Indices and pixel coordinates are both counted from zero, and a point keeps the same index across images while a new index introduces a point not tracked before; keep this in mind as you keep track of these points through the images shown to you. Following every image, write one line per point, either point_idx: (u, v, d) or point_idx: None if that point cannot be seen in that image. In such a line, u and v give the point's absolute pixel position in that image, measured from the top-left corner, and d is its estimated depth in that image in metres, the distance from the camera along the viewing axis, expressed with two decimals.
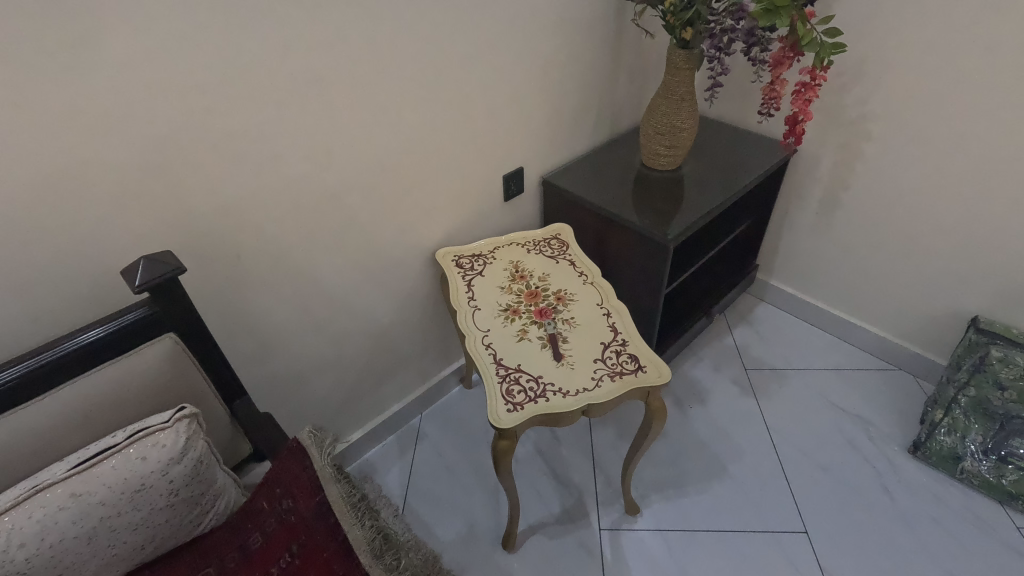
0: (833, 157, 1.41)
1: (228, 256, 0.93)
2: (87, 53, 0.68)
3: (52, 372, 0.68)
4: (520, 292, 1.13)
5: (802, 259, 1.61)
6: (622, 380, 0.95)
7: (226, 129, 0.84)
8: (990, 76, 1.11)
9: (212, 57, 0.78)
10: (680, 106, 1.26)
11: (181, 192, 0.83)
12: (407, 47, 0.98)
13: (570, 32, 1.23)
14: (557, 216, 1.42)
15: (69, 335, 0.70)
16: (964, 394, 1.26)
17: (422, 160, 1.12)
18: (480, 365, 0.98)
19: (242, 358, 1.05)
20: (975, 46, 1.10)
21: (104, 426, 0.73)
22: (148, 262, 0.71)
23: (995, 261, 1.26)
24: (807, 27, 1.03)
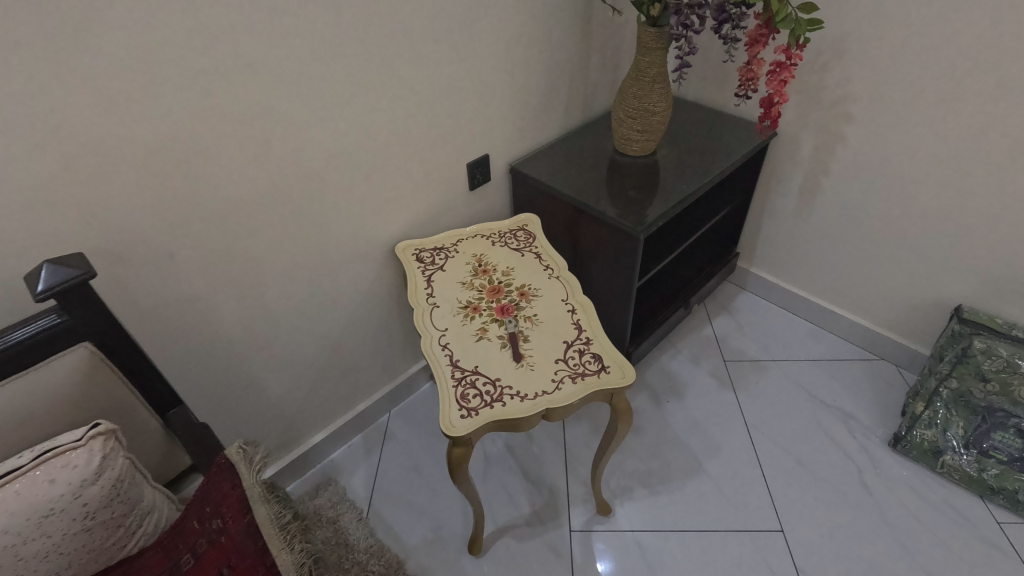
0: (814, 141, 1.35)
1: (162, 257, 0.86)
2: None
3: None
4: (483, 288, 1.07)
5: (783, 247, 1.56)
6: (584, 382, 0.89)
7: (147, 120, 0.76)
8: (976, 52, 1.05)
9: (123, 39, 0.70)
10: (651, 88, 1.19)
11: (99, 190, 0.76)
12: (352, 27, 0.90)
13: (535, 10, 1.16)
14: (527, 206, 1.36)
15: None
16: (945, 386, 1.22)
17: (377, 148, 1.05)
18: (435, 368, 0.92)
19: (186, 364, 0.98)
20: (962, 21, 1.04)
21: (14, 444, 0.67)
22: (52, 267, 0.65)
23: (980, 248, 1.21)
24: (782, 3, 0.95)
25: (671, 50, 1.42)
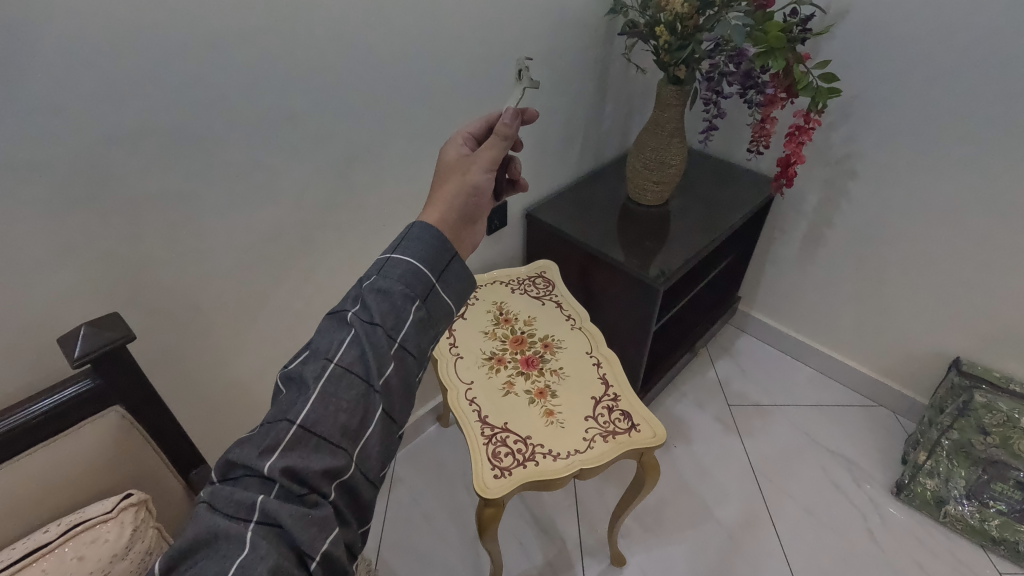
0: (819, 194, 1.36)
1: (187, 307, 0.84)
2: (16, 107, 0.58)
3: (11, 440, 0.60)
4: (488, 82, 0.64)
5: (783, 294, 1.59)
6: (616, 440, 0.91)
7: (179, 182, 0.74)
8: (993, 117, 1.04)
9: (165, 99, 0.67)
10: (669, 142, 1.21)
11: (126, 247, 0.73)
12: (382, 83, 0.88)
13: (558, 64, 1.16)
14: (541, 251, 1.36)
15: (25, 402, 0.62)
16: (947, 437, 1.26)
17: (401, 198, 1.04)
18: (464, 424, 0.92)
19: (190, 411, 0.96)
20: (986, 86, 1.03)
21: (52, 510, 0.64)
22: (89, 330, 0.63)
23: (977, 303, 1.23)
24: (801, 71, 0.99)
25: (700, 109, 1.46)
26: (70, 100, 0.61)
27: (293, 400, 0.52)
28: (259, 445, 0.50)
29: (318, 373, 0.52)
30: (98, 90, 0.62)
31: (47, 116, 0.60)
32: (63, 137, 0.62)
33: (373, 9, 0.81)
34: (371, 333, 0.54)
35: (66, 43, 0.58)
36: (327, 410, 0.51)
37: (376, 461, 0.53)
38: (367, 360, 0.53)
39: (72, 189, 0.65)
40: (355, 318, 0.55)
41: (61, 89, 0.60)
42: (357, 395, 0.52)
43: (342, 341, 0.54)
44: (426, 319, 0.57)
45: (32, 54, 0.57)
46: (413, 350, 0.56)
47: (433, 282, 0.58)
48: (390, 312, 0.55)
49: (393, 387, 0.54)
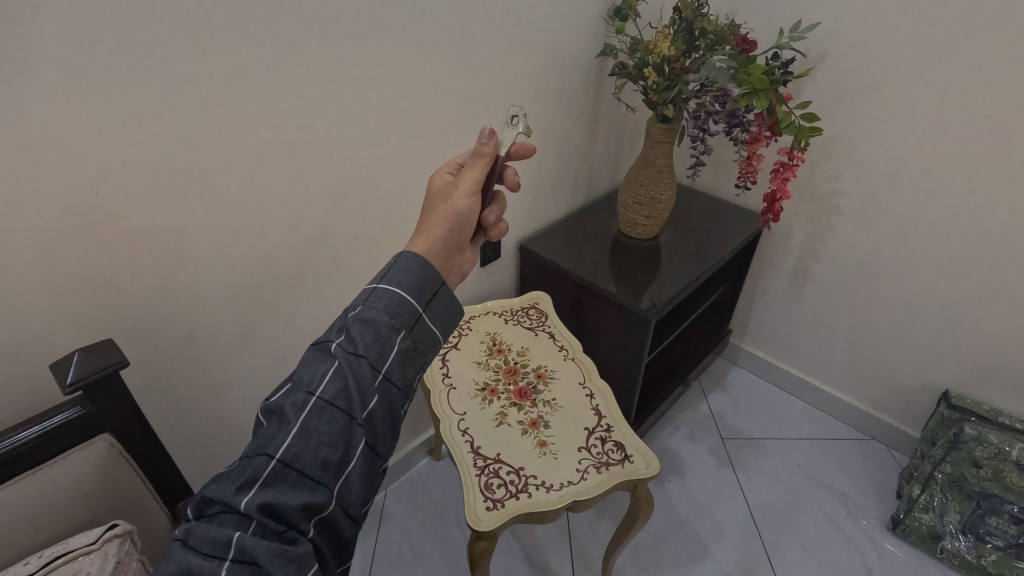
0: (805, 229, 1.39)
1: (180, 335, 0.84)
2: (21, 137, 0.60)
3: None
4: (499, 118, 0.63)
5: (772, 327, 1.61)
6: (609, 472, 0.90)
7: (178, 211, 0.75)
8: (967, 156, 1.09)
9: (169, 131, 0.70)
10: (658, 178, 1.25)
11: (123, 274, 0.74)
12: (379, 117, 0.91)
13: (551, 102, 1.20)
14: (533, 283, 1.38)
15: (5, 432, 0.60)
16: (940, 471, 1.26)
17: (395, 229, 1.05)
18: (456, 455, 0.92)
19: (178, 441, 0.94)
20: (960, 125, 1.08)
21: (32, 543, 0.62)
22: (83, 355, 0.63)
23: (963, 335, 1.26)
24: (784, 110, 1.03)
25: (688, 147, 1.50)
26: (79, 127, 0.63)
27: (274, 434, 0.52)
28: (236, 480, 0.50)
29: (300, 406, 0.52)
30: (105, 122, 0.65)
31: (54, 142, 0.62)
32: (69, 162, 0.64)
33: (374, 47, 0.84)
34: (355, 365, 0.54)
35: (75, 78, 0.61)
36: (307, 445, 0.51)
37: (356, 496, 0.54)
38: (350, 394, 0.53)
39: (73, 216, 0.67)
40: (339, 349, 0.55)
41: (70, 117, 0.62)
42: (339, 429, 0.52)
43: (325, 373, 0.54)
44: (411, 351, 0.57)
45: (46, 84, 0.59)
46: (397, 383, 0.56)
47: (420, 312, 0.58)
48: (374, 344, 0.55)
49: (376, 420, 0.55)
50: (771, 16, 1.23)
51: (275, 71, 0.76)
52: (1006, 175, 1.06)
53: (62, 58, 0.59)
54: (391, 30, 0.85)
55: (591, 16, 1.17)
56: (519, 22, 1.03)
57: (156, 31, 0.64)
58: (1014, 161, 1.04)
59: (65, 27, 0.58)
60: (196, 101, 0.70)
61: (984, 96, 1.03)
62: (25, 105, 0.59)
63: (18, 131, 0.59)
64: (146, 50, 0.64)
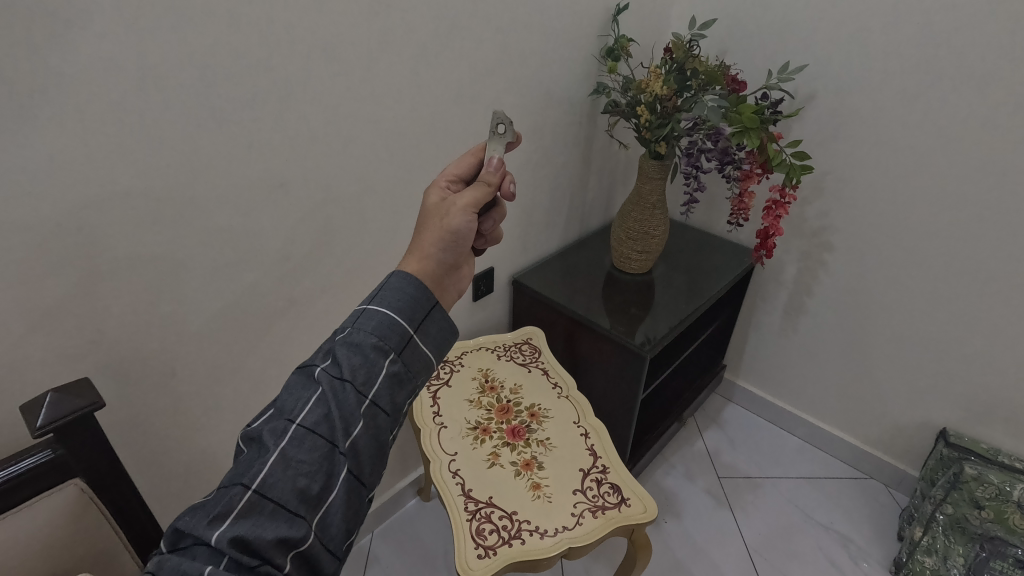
0: (797, 265, 1.40)
1: (161, 372, 0.81)
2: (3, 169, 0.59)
3: None
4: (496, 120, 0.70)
5: (766, 363, 1.60)
6: (605, 516, 0.87)
7: (163, 244, 0.74)
8: (954, 194, 1.11)
9: (156, 165, 0.69)
10: (651, 213, 1.25)
11: (103, 308, 0.72)
12: (372, 152, 0.91)
13: (544, 138, 1.21)
14: (526, 317, 1.36)
15: None
16: (941, 512, 1.23)
17: (386, 263, 1.04)
18: (446, 499, 0.88)
19: (155, 484, 0.90)
20: (946, 165, 1.09)
21: None
22: (56, 397, 0.60)
23: (958, 372, 1.25)
24: (775, 148, 1.04)
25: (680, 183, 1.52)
26: (68, 162, 0.62)
27: (251, 463, 0.49)
28: (210, 512, 0.47)
29: (280, 433, 0.50)
30: (91, 155, 0.64)
31: (38, 176, 0.61)
32: (54, 196, 0.63)
33: (368, 84, 0.85)
34: (340, 389, 0.52)
35: (63, 111, 0.60)
36: (286, 474, 0.48)
37: (337, 530, 0.51)
38: (333, 420, 0.51)
39: (53, 249, 0.65)
40: (323, 374, 0.53)
41: (58, 151, 0.61)
42: (320, 457, 0.50)
43: (308, 400, 0.52)
44: (400, 375, 0.54)
45: (30, 116, 0.58)
46: (385, 408, 0.53)
47: (411, 333, 0.56)
48: (361, 368, 0.52)
49: (361, 448, 0.52)
50: (759, 58, 1.26)
51: (267, 105, 0.76)
52: (994, 214, 1.08)
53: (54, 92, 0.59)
54: (385, 68, 0.86)
55: (583, 57, 1.19)
56: (512, 62, 1.05)
57: (151, 67, 0.64)
58: (1001, 200, 1.06)
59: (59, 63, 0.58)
60: (183, 135, 0.69)
61: (968, 136, 1.05)
62: (14, 140, 0.58)
63: (6, 165, 0.59)
64: (140, 86, 0.64)
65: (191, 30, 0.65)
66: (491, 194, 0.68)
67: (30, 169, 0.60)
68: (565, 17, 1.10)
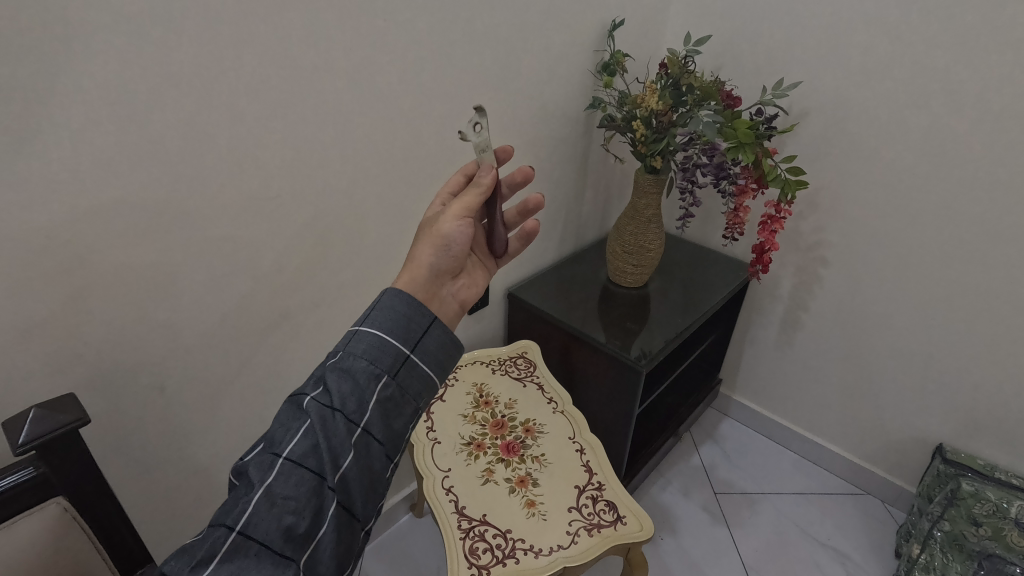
0: (793, 279, 1.40)
1: (149, 387, 0.80)
2: None
3: None
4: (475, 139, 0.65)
5: (762, 377, 1.59)
6: (600, 535, 0.86)
7: (153, 257, 0.73)
8: (948, 210, 1.11)
9: (147, 177, 0.68)
10: (647, 227, 1.25)
11: (90, 322, 0.71)
12: (367, 164, 0.91)
13: (540, 151, 1.21)
14: (521, 330, 1.36)
15: None
16: (939, 529, 1.22)
17: (380, 275, 1.03)
18: (439, 517, 0.87)
19: (142, 501, 0.88)
20: (939, 181, 1.10)
21: None
22: (40, 413, 0.59)
23: (954, 388, 1.25)
24: (770, 164, 1.04)
25: (676, 197, 1.52)
26: (58, 172, 0.62)
27: (238, 500, 0.49)
28: (194, 557, 0.46)
29: (266, 468, 0.49)
30: (81, 167, 0.63)
31: (26, 188, 0.60)
32: (43, 207, 0.62)
33: (364, 97, 0.85)
34: (330, 419, 0.51)
35: (51, 122, 0.59)
36: (271, 513, 0.47)
37: (327, 566, 0.50)
38: (322, 453, 0.50)
39: (40, 261, 0.64)
40: (312, 403, 0.51)
41: (47, 163, 0.61)
42: (307, 492, 0.49)
43: (296, 431, 0.50)
44: (394, 400, 0.53)
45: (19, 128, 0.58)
46: (378, 436, 0.52)
47: (407, 354, 0.55)
48: (351, 396, 0.51)
49: (351, 481, 0.51)
50: (754, 74, 1.27)
51: (262, 118, 0.75)
52: (988, 229, 1.08)
53: (44, 101, 0.58)
54: (382, 81, 0.86)
55: (579, 71, 1.20)
56: (508, 76, 1.05)
57: (144, 77, 0.63)
58: (996, 215, 1.07)
59: (49, 73, 0.58)
60: (177, 147, 0.69)
61: (960, 153, 1.06)
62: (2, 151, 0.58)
63: None
64: (134, 96, 0.64)
65: (186, 42, 0.65)
66: (484, 196, 0.65)
67: (17, 179, 0.59)
68: (561, 32, 1.11)
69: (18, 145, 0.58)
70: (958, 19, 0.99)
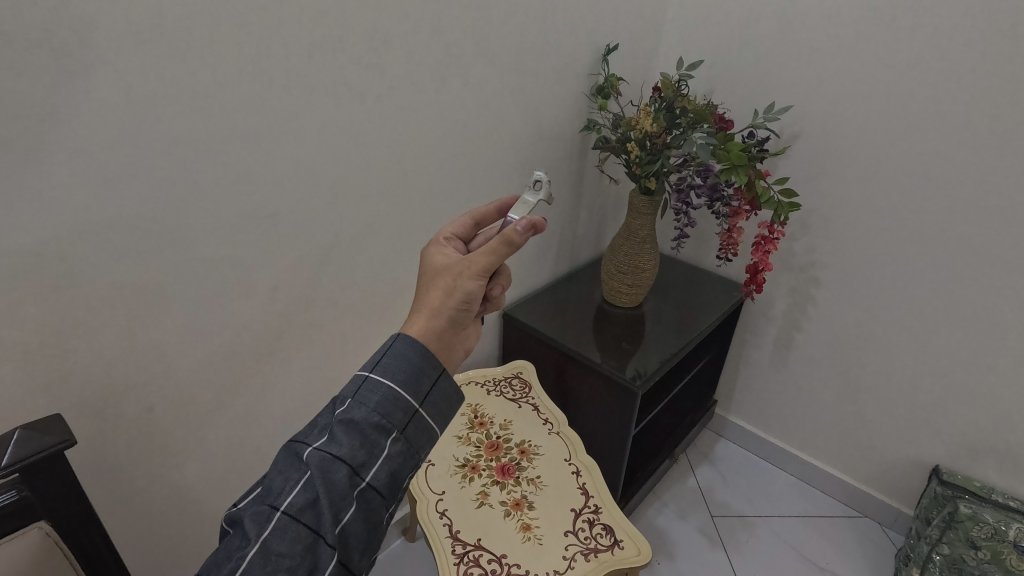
0: (786, 299, 1.40)
1: (140, 408, 0.79)
2: None
3: None
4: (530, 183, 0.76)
5: (757, 398, 1.58)
6: (597, 559, 0.84)
7: (148, 274, 0.72)
8: (938, 231, 1.13)
9: (144, 196, 0.68)
10: (642, 247, 1.26)
11: (81, 341, 0.69)
12: (364, 183, 0.91)
13: (535, 171, 1.22)
14: (516, 350, 1.35)
15: None
16: (937, 552, 1.20)
17: (375, 293, 1.03)
18: (433, 542, 0.85)
19: (128, 526, 0.86)
20: (931, 203, 1.12)
21: None
22: (26, 434, 0.58)
23: (952, 409, 1.24)
24: (763, 185, 1.05)
25: (670, 218, 1.53)
26: (54, 188, 0.61)
27: (234, 554, 0.48)
28: None
29: (264, 521, 0.48)
30: (77, 185, 0.63)
31: (20, 205, 0.60)
32: (38, 224, 0.62)
33: (361, 115, 0.86)
34: (332, 474, 0.49)
35: (51, 140, 0.60)
36: (265, 570, 0.46)
37: None
38: (320, 508, 0.49)
39: (30, 278, 0.63)
40: (316, 455, 0.50)
41: (45, 180, 0.61)
42: (302, 550, 0.47)
43: (297, 483, 0.49)
44: (401, 454, 0.52)
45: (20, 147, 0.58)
46: (381, 491, 0.51)
47: (415, 408, 0.54)
48: (357, 450, 0.50)
49: (349, 536, 0.50)
50: (745, 98, 1.30)
51: (259, 136, 0.75)
52: (978, 249, 1.10)
53: (38, 116, 0.58)
54: (379, 102, 0.87)
55: (575, 94, 1.22)
56: (504, 96, 1.06)
57: (141, 93, 0.64)
58: (985, 235, 1.08)
59: (45, 89, 0.58)
60: (174, 165, 0.69)
61: (949, 175, 1.08)
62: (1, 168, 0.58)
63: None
64: (131, 113, 0.64)
65: (184, 61, 0.65)
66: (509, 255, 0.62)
67: (10, 195, 0.59)
68: (557, 54, 1.13)
69: (11, 161, 0.58)
70: (944, 45, 1.02)
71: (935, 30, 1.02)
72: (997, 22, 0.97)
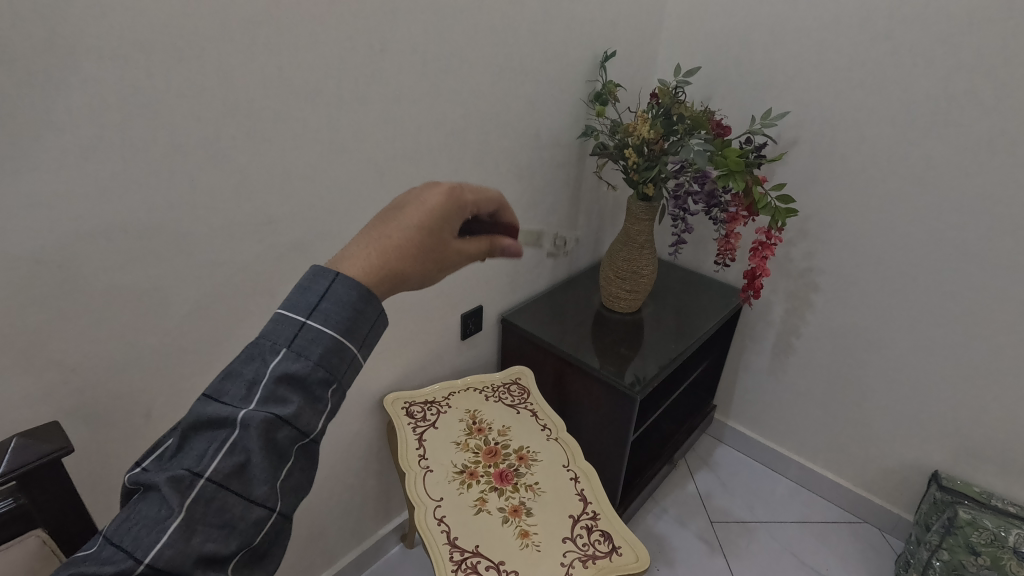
0: (785, 305, 1.40)
1: (138, 414, 0.79)
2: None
3: None
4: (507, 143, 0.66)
5: (756, 404, 1.58)
6: (596, 566, 0.84)
7: (146, 281, 0.72)
8: (934, 237, 1.13)
9: (144, 204, 0.68)
10: (640, 253, 1.26)
11: (79, 348, 0.70)
12: (363, 190, 0.92)
13: (534, 177, 1.22)
14: (515, 356, 1.35)
15: None
16: (938, 558, 1.20)
17: None
18: (430, 549, 0.85)
19: None
20: (927, 209, 1.12)
21: None
22: (23, 442, 0.59)
23: (950, 414, 1.24)
24: (760, 192, 1.06)
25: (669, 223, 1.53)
26: (55, 198, 0.62)
27: (146, 527, 0.40)
28: None
29: (184, 487, 0.41)
30: (78, 194, 0.63)
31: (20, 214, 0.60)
32: (38, 233, 0.62)
33: (360, 124, 0.86)
34: (271, 434, 0.43)
35: (52, 151, 0.60)
36: (194, 541, 0.40)
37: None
38: (254, 469, 0.43)
39: (30, 286, 0.63)
40: (248, 414, 0.43)
41: (45, 189, 0.61)
42: (236, 517, 0.42)
43: (224, 444, 0.43)
44: (346, 406, 0.48)
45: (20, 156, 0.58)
46: (323, 444, 0.47)
47: (357, 354, 0.49)
48: (303, 409, 0.45)
49: (291, 493, 0.45)
50: (743, 105, 1.31)
51: (258, 144, 0.76)
52: (975, 255, 1.10)
53: (39, 126, 0.59)
54: (379, 110, 0.88)
55: (573, 101, 1.22)
56: (503, 103, 1.07)
57: (141, 103, 0.64)
58: (982, 241, 1.09)
59: (47, 99, 0.58)
60: (173, 174, 0.69)
61: (945, 181, 1.09)
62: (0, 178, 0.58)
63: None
64: (131, 122, 0.64)
65: (185, 72, 0.66)
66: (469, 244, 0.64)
67: (10, 204, 0.59)
68: (556, 62, 1.13)
69: (12, 170, 0.58)
70: (939, 53, 1.03)
71: (930, 39, 1.03)
72: (991, 30, 0.98)
